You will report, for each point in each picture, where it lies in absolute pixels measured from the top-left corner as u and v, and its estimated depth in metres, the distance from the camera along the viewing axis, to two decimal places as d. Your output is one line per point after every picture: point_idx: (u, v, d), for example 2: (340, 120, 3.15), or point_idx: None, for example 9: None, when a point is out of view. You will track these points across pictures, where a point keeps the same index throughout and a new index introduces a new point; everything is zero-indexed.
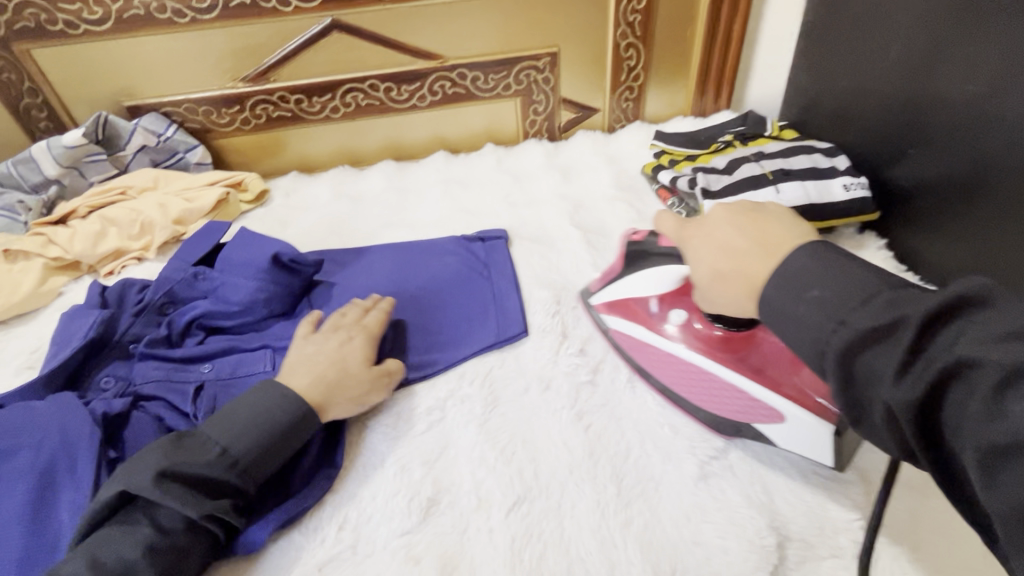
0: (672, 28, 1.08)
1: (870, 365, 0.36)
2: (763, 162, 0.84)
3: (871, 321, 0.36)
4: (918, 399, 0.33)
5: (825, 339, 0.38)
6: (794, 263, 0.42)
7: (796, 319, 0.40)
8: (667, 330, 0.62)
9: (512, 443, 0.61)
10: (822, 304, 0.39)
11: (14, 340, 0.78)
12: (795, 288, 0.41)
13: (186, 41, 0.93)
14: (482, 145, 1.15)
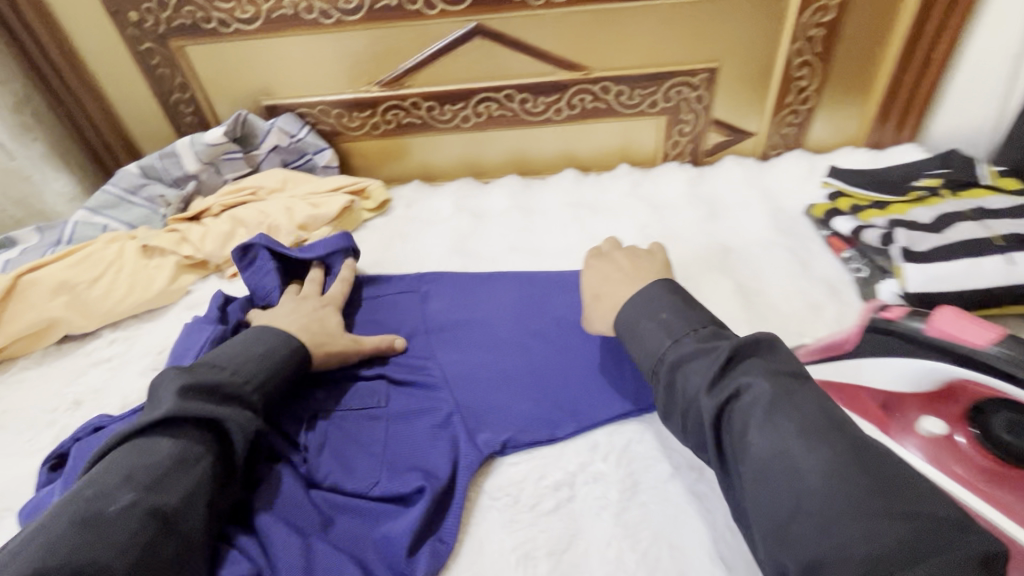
0: (860, 45, 0.92)
1: (687, 381, 0.47)
2: (987, 222, 0.67)
3: (699, 344, 0.49)
4: (744, 425, 0.42)
5: (666, 350, 0.50)
6: (671, 290, 0.56)
7: (655, 334, 0.52)
8: (907, 440, 0.50)
9: (656, 547, 0.51)
10: (666, 325, 0.52)
11: (144, 337, 0.78)
12: (662, 308, 0.54)
13: (328, 42, 0.90)
14: (614, 165, 1.05)
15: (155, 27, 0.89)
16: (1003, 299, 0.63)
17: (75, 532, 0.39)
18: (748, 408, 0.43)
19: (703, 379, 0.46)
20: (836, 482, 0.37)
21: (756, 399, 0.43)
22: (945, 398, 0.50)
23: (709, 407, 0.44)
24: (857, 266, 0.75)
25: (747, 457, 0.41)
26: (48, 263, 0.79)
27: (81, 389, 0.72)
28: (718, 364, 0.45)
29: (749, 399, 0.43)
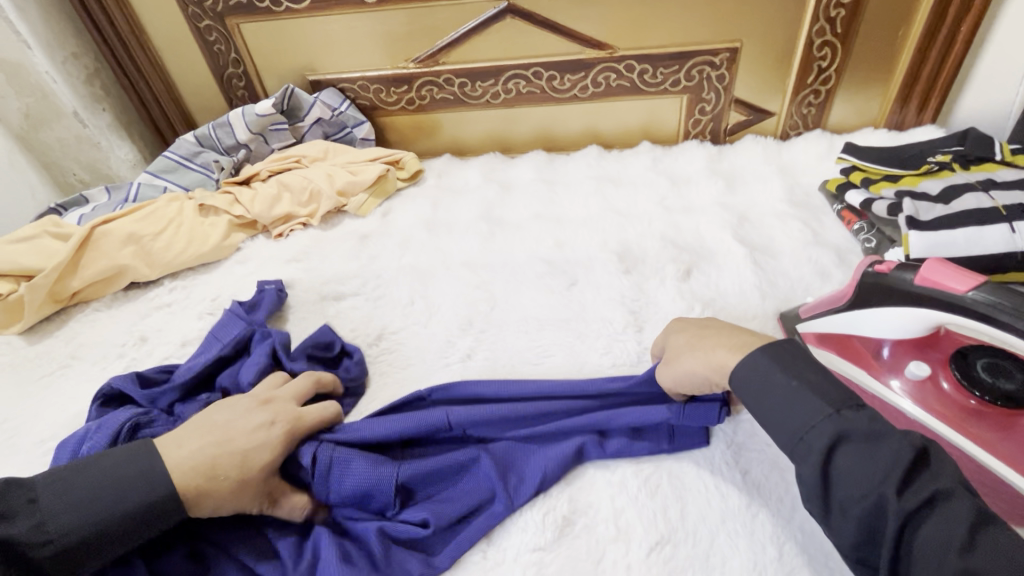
0: (882, 26, 0.94)
1: (846, 468, 0.39)
2: (993, 194, 0.70)
3: (867, 425, 0.40)
4: (925, 534, 0.36)
5: (812, 425, 0.42)
6: (782, 352, 0.47)
7: (785, 405, 0.43)
8: (897, 381, 0.55)
9: (658, 476, 0.56)
10: (813, 391, 0.43)
11: (200, 286, 0.86)
12: (786, 374, 0.45)
13: (370, 21, 0.97)
14: (636, 143, 1.10)
15: (213, 6, 0.97)
16: (1002, 265, 0.66)
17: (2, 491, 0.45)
18: (872, 459, 0.39)
19: (877, 472, 0.38)
20: (955, 558, 0.35)
21: (957, 511, 0.36)
22: (930, 344, 0.56)
23: (900, 510, 0.37)
24: (867, 237, 0.78)
25: (919, 557, 0.36)
26: (117, 218, 0.88)
27: (146, 327, 0.81)
28: (902, 462, 0.38)
29: (918, 486, 0.38)
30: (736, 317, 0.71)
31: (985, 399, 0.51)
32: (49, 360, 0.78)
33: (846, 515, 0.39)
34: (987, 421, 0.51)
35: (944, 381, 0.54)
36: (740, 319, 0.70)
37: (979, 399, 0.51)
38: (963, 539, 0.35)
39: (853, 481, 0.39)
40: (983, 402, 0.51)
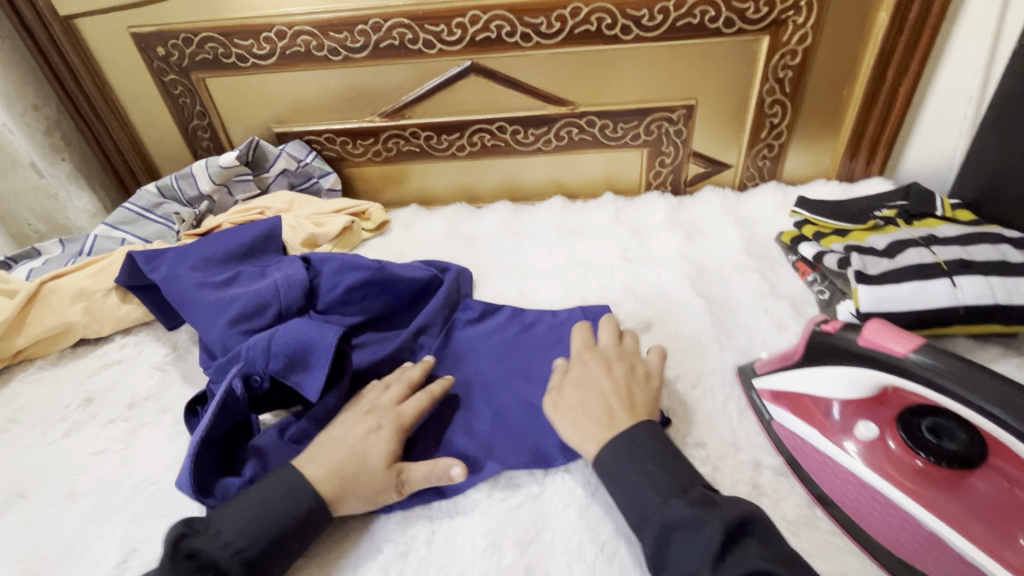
0: (828, 85, 0.99)
1: (678, 551, 0.46)
2: (935, 249, 0.72)
3: (682, 511, 0.47)
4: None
5: (650, 511, 0.49)
6: (642, 439, 0.53)
7: (632, 487, 0.51)
8: (849, 441, 0.57)
9: (616, 537, 0.55)
10: (652, 482, 0.50)
11: (153, 341, 0.84)
12: (631, 467, 0.52)
13: (336, 76, 0.98)
14: (601, 193, 1.12)
15: (179, 61, 0.98)
16: (946, 319, 0.68)
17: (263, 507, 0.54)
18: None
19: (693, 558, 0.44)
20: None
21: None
22: (880, 403, 0.58)
23: None
24: (820, 288, 0.80)
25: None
26: (68, 272, 0.85)
27: (93, 386, 0.78)
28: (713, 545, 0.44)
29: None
30: (695, 371, 0.71)
31: (930, 459, 0.53)
32: None
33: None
34: (932, 481, 0.53)
35: (890, 442, 0.56)
36: (699, 373, 0.70)
37: (924, 459, 0.53)
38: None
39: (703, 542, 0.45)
40: (928, 463, 0.53)
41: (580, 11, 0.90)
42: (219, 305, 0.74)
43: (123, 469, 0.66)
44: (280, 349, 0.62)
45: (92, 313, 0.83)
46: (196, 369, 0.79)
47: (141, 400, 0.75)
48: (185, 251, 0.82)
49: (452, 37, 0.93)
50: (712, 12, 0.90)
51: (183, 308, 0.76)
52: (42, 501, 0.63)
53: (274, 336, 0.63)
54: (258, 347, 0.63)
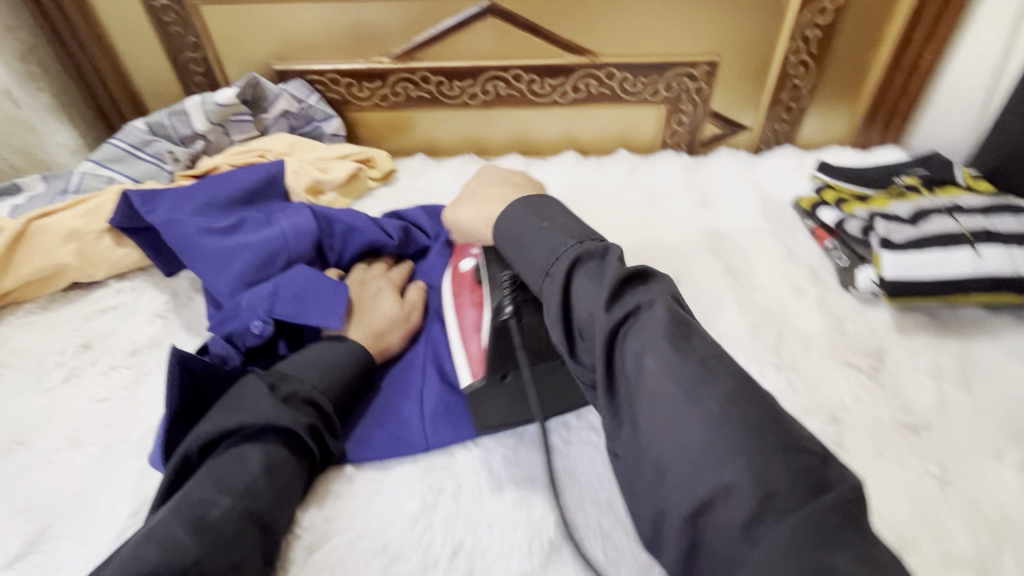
0: (854, 47, 0.97)
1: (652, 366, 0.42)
2: (959, 218, 0.72)
3: (598, 251, 0.51)
4: (634, 344, 0.43)
5: (562, 254, 0.52)
6: (535, 205, 0.60)
7: (530, 244, 0.56)
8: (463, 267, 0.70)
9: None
10: (559, 230, 0.55)
11: (151, 288, 0.79)
12: (538, 221, 0.57)
13: (343, 11, 0.92)
14: (614, 150, 1.09)
15: None
16: (965, 287, 0.68)
17: (337, 366, 0.60)
18: (592, 278, 0.48)
19: (594, 299, 0.46)
20: (789, 458, 0.36)
21: (654, 318, 0.44)
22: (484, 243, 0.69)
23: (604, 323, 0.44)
24: (839, 254, 0.80)
25: (637, 372, 0.42)
26: (56, 211, 0.79)
27: (89, 333, 0.74)
28: (611, 282, 0.46)
29: (700, 376, 0.40)
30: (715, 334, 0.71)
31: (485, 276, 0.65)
32: None
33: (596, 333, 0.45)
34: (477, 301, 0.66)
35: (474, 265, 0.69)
36: (719, 336, 0.70)
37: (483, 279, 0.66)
38: (660, 333, 0.43)
39: (627, 297, 0.46)
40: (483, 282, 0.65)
41: None
42: (226, 254, 0.70)
43: (129, 419, 0.64)
44: (285, 299, 0.64)
45: (85, 255, 0.78)
46: (199, 319, 0.75)
47: (143, 348, 0.71)
48: (183, 194, 0.77)
49: None
50: None
51: (184, 253, 0.73)
52: (45, 449, 0.61)
53: (278, 288, 0.65)
54: (262, 294, 0.64)
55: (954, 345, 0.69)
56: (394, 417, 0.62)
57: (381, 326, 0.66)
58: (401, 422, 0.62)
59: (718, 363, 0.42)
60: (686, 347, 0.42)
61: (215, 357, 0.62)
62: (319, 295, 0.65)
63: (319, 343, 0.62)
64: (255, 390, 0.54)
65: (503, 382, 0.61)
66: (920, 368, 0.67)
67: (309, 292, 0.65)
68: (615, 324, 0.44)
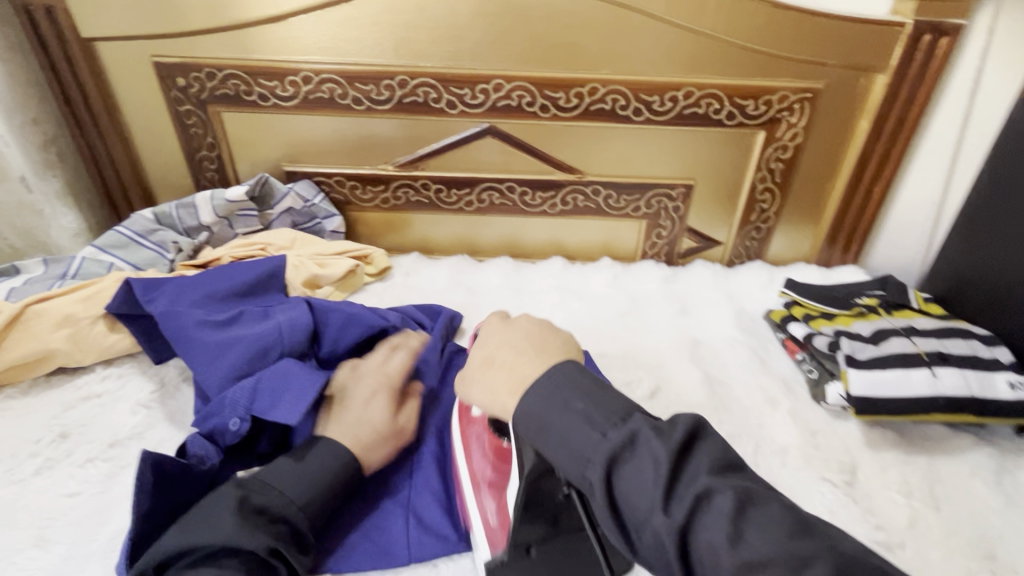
0: (812, 178, 1.08)
1: (701, 523, 0.39)
2: (915, 339, 0.79)
3: (625, 439, 0.44)
4: (705, 536, 0.38)
5: (592, 451, 0.44)
6: (567, 377, 0.50)
7: (565, 432, 0.46)
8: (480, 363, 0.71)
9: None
10: (585, 418, 0.46)
11: (138, 375, 0.79)
12: (562, 406, 0.47)
13: (354, 124, 1.01)
14: (598, 258, 1.16)
15: (198, 93, 0.98)
16: (927, 406, 0.73)
17: (319, 475, 0.59)
18: (641, 472, 0.42)
19: (648, 496, 0.40)
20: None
21: (722, 507, 0.39)
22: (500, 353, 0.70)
23: (666, 525, 0.39)
24: (809, 367, 0.84)
25: (716, 571, 0.37)
26: (55, 295, 0.81)
27: (67, 421, 0.72)
28: (661, 467, 0.41)
29: (717, 511, 0.39)
30: None
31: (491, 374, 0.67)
32: None
33: (656, 535, 0.40)
34: (492, 450, 0.62)
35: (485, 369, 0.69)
36: None
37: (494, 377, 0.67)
38: (732, 522, 0.38)
39: (680, 480, 0.41)
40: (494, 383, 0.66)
41: (597, 91, 0.96)
42: (221, 345, 0.72)
43: (100, 517, 0.61)
44: (263, 393, 0.65)
45: (76, 341, 0.78)
46: (184, 410, 0.75)
47: (123, 439, 0.70)
48: (186, 285, 0.79)
49: (475, 101, 0.98)
50: (716, 105, 0.98)
51: (181, 346, 0.74)
52: (5, 549, 0.58)
53: (258, 382, 0.66)
54: (243, 387, 0.66)
55: (920, 462, 0.73)
56: (378, 529, 0.63)
57: (371, 439, 0.65)
58: (385, 533, 0.62)
59: (802, 534, 0.38)
60: (761, 525, 0.38)
61: (194, 458, 0.62)
62: (293, 388, 0.65)
63: (301, 451, 0.61)
64: (223, 502, 0.54)
65: (528, 556, 0.58)
66: (891, 484, 0.70)
67: (283, 384, 0.66)
68: (680, 524, 0.39)
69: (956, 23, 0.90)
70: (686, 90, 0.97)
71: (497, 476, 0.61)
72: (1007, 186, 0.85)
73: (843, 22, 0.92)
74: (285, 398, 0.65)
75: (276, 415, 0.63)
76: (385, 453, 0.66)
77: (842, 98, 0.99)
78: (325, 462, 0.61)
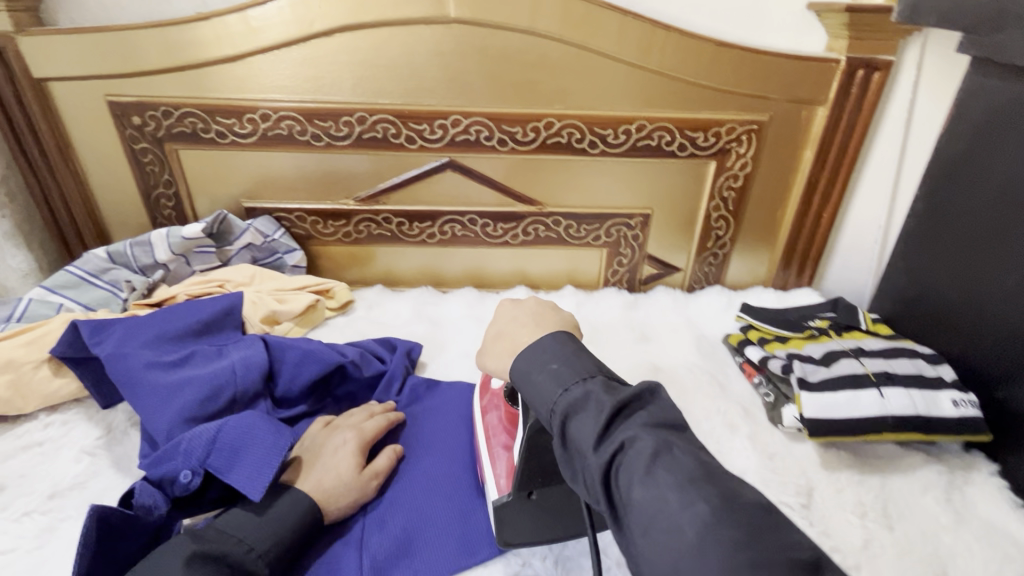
0: (764, 205, 1.12)
1: (636, 467, 0.43)
2: (863, 360, 0.82)
3: (583, 394, 0.48)
4: (625, 475, 0.43)
5: (554, 401, 0.49)
6: (554, 341, 0.53)
7: (535, 386, 0.51)
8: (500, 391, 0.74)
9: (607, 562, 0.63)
10: (556, 376, 0.50)
11: (84, 421, 0.77)
12: (538, 366, 0.51)
13: (314, 160, 1.01)
14: (561, 286, 1.17)
15: (154, 131, 0.97)
16: (877, 426, 0.75)
17: (281, 521, 0.59)
18: (590, 419, 0.46)
19: (588, 435, 0.45)
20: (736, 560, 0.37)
21: (643, 450, 0.43)
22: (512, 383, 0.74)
23: (595, 462, 0.44)
24: (766, 391, 0.86)
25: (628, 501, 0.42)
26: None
27: (5, 473, 0.69)
28: (603, 415, 0.45)
29: (638, 454, 0.43)
30: None
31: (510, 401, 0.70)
32: None
33: (590, 471, 0.45)
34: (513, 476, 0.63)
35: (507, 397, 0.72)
36: None
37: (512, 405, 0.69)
38: (649, 466, 0.42)
39: (620, 428, 0.45)
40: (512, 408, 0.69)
41: (553, 125, 0.99)
42: (170, 388, 0.70)
43: (34, 575, 0.59)
44: (221, 449, 0.61)
45: (18, 387, 0.75)
46: (131, 456, 0.72)
47: (65, 489, 0.67)
48: (135, 326, 0.77)
49: (433, 136, 0.99)
50: (667, 137, 1.02)
51: (127, 389, 0.71)
52: None
53: (216, 435, 0.62)
54: (201, 438, 0.62)
55: (874, 482, 0.74)
56: (332, 568, 0.61)
57: (333, 489, 0.64)
58: (337, 574, 0.61)
59: (705, 480, 0.41)
60: (672, 469, 0.42)
61: (140, 509, 0.58)
62: (251, 449, 0.62)
63: (248, 511, 0.59)
64: (175, 553, 0.52)
65: (529, 499, 0.60)
66: (847, 506, 0.71)
67: (242, 443, 0.62)
68: (606, 465, 0.44)
69: (887, 59, 0.95)
70: (638, 124, 1.00)
71: (506, 438, 0.68)
72: (942, 210, 0.89)
73: (782, 59, 0.97)
74: (243, 458, 0.61)
75: (231, 476, 0.60)
76: (344, 506, 0.64)
77: (787, 130, 1.04)
78: (287, 508, 0.60)
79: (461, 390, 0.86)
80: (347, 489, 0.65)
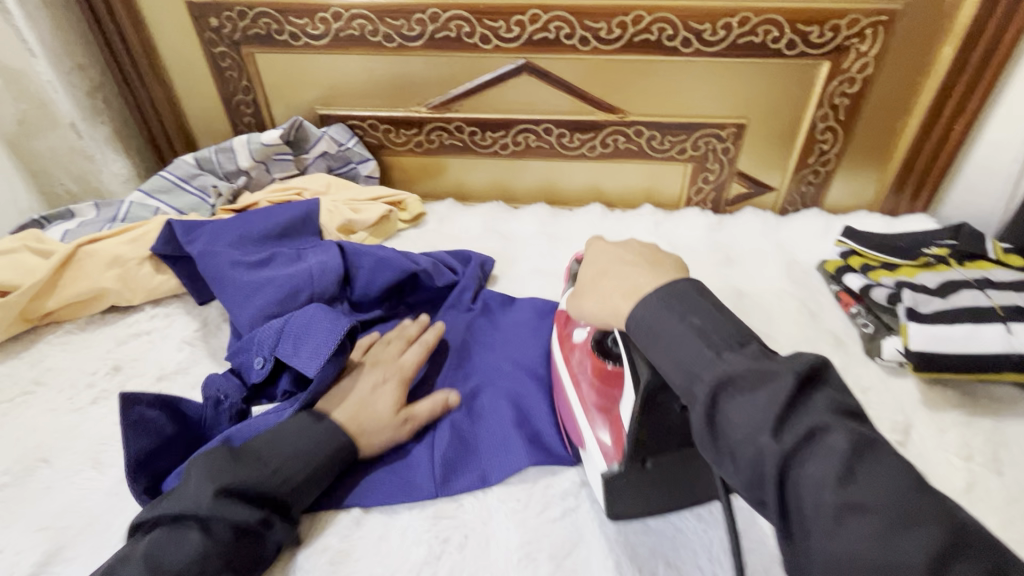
0: (882, 115, 0.98)
1: (737, 369, 0.40)
2: (990, 293, 0.72)
3: (692, 298, 0.46)
4: (724, 381, 0.40)
5: (656, 299, 0.47)
6: (651, 254, 0.53)
7: (636, 287, 0.50)
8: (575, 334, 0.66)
9: None
10: (661, 278, 0.49)
11: (183, 314, 0.82)
12: (644, 270, 0.51)
13: (386, 63, 0.97)
14: (638, 204, 1.10)
15: (231, 33, 0.96)
16: (996, 364, 0.67)
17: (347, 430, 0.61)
18: (692, 320, 0.44)
19: (689, 337, 0.43)
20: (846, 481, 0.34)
21: (749, 359, 0.41)
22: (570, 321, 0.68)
23: (697, 360, 0.42)
24: (864, 322, 0.79)
25: (725, 409, 0.40)
26: (104, 236, 0.84)
27: (120, 355, 0.77)
28: (708, 320, 0.43)
29: (741, 361, 0.41)
30: None
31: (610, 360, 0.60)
32: (10, 383, 0.73)
33: (684, 367, 0.43)
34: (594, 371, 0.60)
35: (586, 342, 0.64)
36: None
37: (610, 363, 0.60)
38: (754, 370, 0.40)
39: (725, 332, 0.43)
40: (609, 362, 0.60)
41: (642, 19, 0.89)
42: (254, 286, 0.73)
43: None
44: (287, 338, 0.65)
45: (125, 280, 0.82)
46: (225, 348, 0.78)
47: (171, 373, 0.74)
48: (222, 227, 0.81)
49: (510, 34, 0.92)
50: (774, 33, 0.89)
51: (216, 285, 0.75)
52: (67, 469, 0.63)
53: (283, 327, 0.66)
54: (270, 330, 0.66)
55: (985, 425, 0.67)
56: (406, 462, 0.64)
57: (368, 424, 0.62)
58: (412, 467, 0.63)
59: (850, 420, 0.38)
60: (778, 384, 0.39)
61: (211, 398, 0.63)
62: (310, 336, 0.64)
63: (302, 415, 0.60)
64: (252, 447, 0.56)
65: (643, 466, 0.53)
66: (949, 446, 0.65)
67: (303, 331, 0.64)
68: (706, 363, 0.41)
69: None
70: (741, 16, 0.88)
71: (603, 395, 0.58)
72: None
73: None
74: (304, 345, 0.64)
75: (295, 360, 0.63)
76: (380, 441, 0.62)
77: (924, 20, 0.88)
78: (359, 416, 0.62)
79: (534, 303, 0.84)
80: (380, 424, 0.63)
